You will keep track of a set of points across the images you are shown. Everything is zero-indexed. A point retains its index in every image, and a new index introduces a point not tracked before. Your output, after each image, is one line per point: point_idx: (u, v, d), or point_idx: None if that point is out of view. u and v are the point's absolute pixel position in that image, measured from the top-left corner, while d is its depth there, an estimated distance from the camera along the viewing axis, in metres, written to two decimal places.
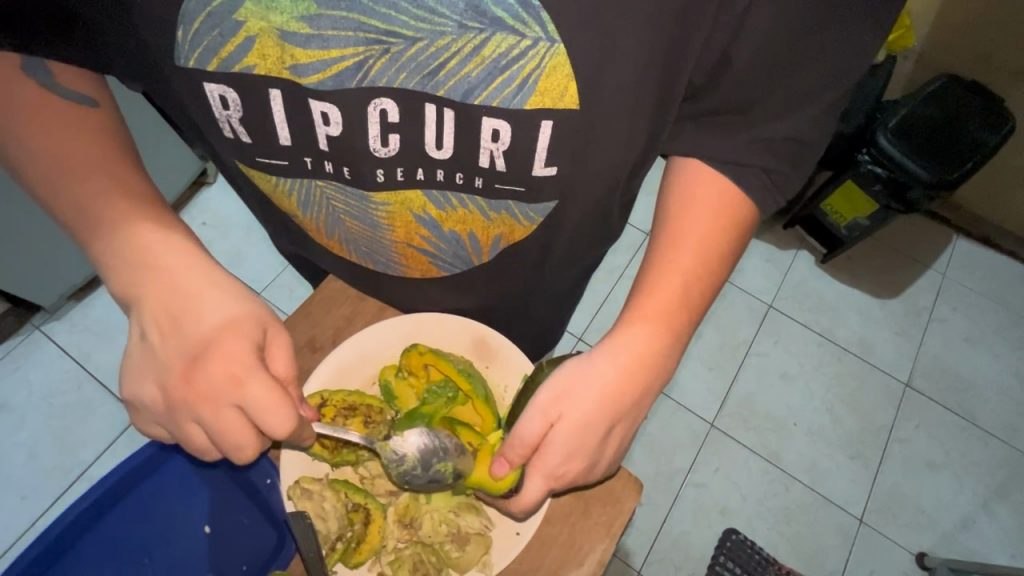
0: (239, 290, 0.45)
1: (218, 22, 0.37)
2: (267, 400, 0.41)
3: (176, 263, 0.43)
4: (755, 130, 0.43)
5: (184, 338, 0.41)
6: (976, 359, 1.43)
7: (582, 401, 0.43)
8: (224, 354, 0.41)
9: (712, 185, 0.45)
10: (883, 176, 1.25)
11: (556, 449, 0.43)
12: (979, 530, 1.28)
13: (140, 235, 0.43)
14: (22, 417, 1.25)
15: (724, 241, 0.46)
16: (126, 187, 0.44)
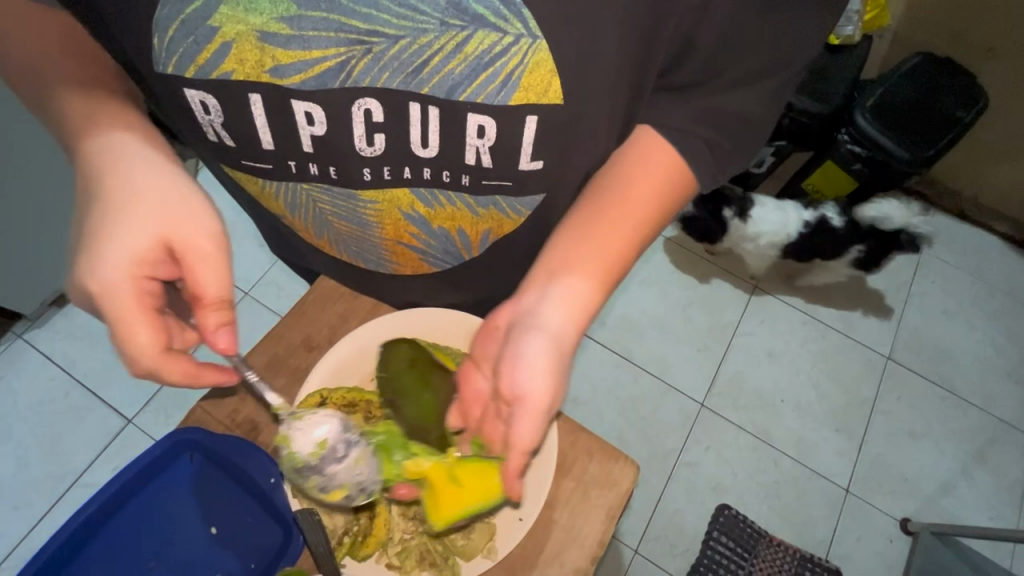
0: (158, 187, 0.41)
1: (193, 29, 0.37)
2: (135, 328, 0.39)
3: (107, 150, 0.42)
4: (705, 115, 0.45)
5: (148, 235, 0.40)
6: (953, 330, 1.47)
7: (542, 372, 0.40)
8: (104, 263, 0.39)
9: (661, 156, 0.46)
10: (863, 155, 1.27)
11: (527, 425, 0.41)
12: (959, 494, 1.33)
13: (90, 114, 0.43)
14: (9, 428, 1.23)
15: (659, 217, 0.47)
16: (91, 66, 0.45)
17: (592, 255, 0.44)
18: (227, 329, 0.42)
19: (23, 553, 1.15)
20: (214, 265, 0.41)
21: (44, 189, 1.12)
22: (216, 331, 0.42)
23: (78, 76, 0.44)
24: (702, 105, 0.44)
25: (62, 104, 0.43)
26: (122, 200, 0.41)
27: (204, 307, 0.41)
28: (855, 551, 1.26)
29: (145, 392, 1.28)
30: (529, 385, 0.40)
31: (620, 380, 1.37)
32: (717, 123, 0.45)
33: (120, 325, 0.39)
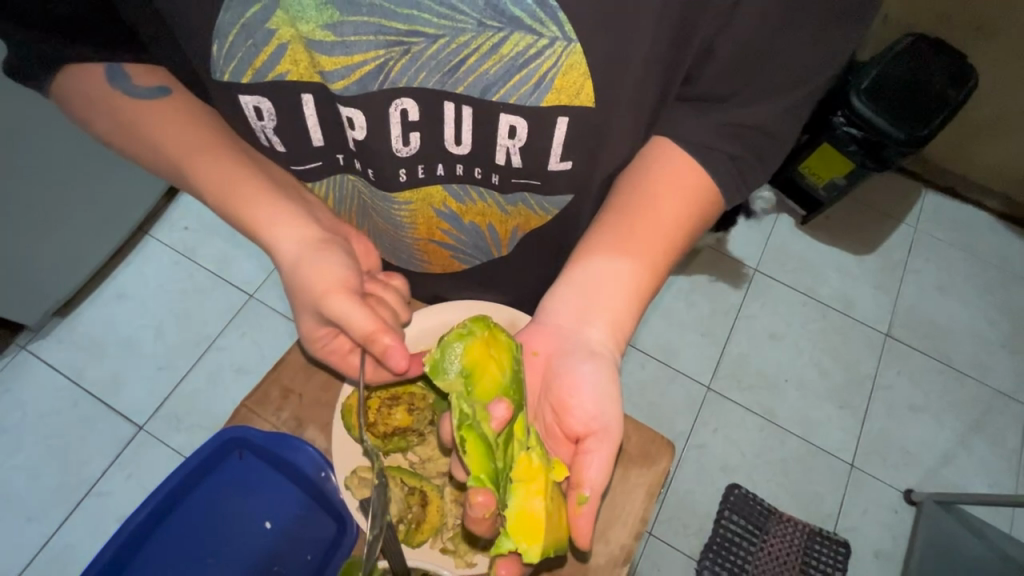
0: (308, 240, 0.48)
1: (251, 33, 0.39)
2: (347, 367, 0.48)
3: (266, 221, 0.49)
4: (728, 127, 0.45)
5: (306, 291, 0.47)
6: (947, 305, 1.51)
7: (610, 400, 0.45)
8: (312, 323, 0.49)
9: (686, 175, 0.46)
10: (859, 137, 1.30)
11: (603, 452, 0.45)
12: (959, 464, 1.37)
13: (224, 182, 0.48)
14: (20, 439, 1.23)
15: (682, 236, 0.48)
16: (195, 125, 0.48)
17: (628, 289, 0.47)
18: (396, 350, 0.45)
19: (41, 563, 1.15)
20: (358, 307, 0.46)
21: (45, 198, 1.11)
22: (390, 355, 0.45)
23: (196, 144, 0.48)
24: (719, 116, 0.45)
25: (202, 181, 0.49)
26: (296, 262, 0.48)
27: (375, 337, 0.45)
28: (862, 523, 1.30)
29: (156, 397, 1.27)
30: (599, 415, 0.45)
31: (627, 367, 1.39)
32: (737, 139, 0.45)
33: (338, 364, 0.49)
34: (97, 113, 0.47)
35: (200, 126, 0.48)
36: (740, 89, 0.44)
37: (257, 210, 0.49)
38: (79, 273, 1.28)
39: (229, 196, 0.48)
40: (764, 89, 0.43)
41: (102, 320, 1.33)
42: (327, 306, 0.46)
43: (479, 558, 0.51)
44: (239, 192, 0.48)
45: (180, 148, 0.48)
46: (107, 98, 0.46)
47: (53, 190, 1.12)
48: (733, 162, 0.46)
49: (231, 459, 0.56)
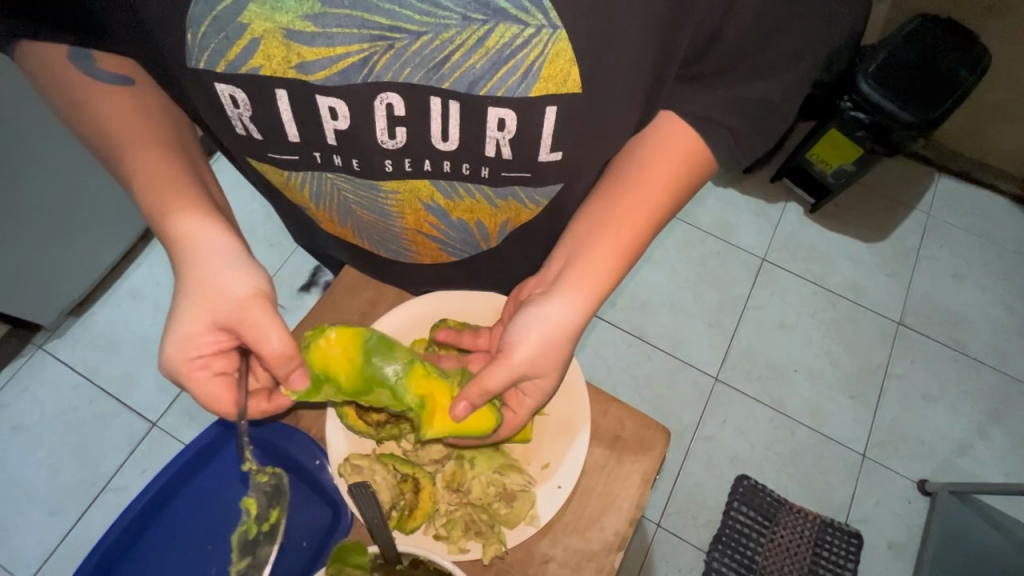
0: (223, 250, 0.48)
1: (224, 25, 0.38)
2: (218, 397, 0.47)
3: (181, 222, 0.48)
4: (729, 100, 0.46)
5: (215, 294, 0.46)
6: (962, 292, 1.48)
7: (543, 338, 0.47)
8: (190, 336, 0.46)
9: (679, 144, 0.49)
10: (867, 122, 1.27)
11: (503, 373, 0.47)
12: (976, 453, 1.34)
13: (158, 177, 0.48)
14: (38, 437, 1.26)
15: (676, 198, 0.51)
16: (150, 120, 0.49)
17: (606, 245, 0.49)
18: (298, 373, 0.48)
19: (60, 557, 1.18)
20: (276, 324, 0.46)
21: (53, 202, 1.13)
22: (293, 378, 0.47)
23: (147, 135, 0.48)
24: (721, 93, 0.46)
25: (136, 166, 0.48)
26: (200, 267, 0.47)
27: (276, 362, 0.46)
28: (875, 514, 1.28)
29: (168, 394, 1.30)
30: (520, 345, 0.47)
31: (633, 359, 1.38)
32: (737, 112, 0.47)
33: (207, 392, 0.46)
34: (47, 87, 0.47)
35: (158, 124, 0.49)
36: (735, 66, 0.45)
37: (173, 209, 0.48)
38: (91, 274, 1.30)
39: (156, 189, 0.48)
40: (760, 61, 0.44)
41: (115, 320, 1.35)
42: (240, 314, 0.46)
43: (473, 543, 0.52)
44: (172, 188, 0.48)
45: (128, 138, 0.48)
46: (65, 77, 0.46)
47: (61, 194, 1.13)
48: (731, 135, 0.48)
49: (231, 448, 0.57)
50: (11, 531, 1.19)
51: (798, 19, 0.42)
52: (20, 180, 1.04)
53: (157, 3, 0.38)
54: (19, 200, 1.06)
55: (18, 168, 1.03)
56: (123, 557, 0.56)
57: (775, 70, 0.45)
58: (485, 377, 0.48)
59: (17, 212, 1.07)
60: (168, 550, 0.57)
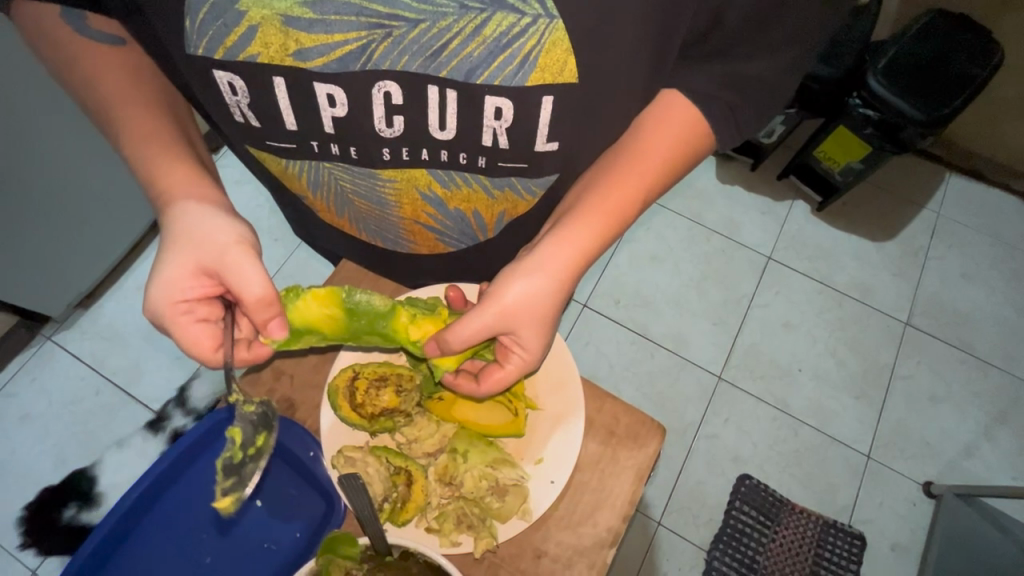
0: (209, 202, 0.48)
1: (222, 12, 0.38)
2: (202, 344, 0.45)
3: (168, 175, 0.48)
4: (730, 79, 0.46)
5: (200, 238, 0.45)
6: (971, 292, 1.46)
7: (524, 300, 0.47)
8: (171, 281, 0.45)
9: (680, 117, 0.48)
10: (875, 119, 1.26)
11: (480, 325, 0.47)
12: (982, 456, 1.33)
13: (148, 133, 0.48)
14: (45, 427, 1.28)
15: (673, 170, 0.50)
16: (142, 79, 0.49)
17: (597, 205, 0.48)
18: (279, 321, 0.47)
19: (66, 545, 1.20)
20: (257, 265, 0.45)
21: (62, 194, 1.14)
22: (274, 325, 0.46)
23: (136, 95, 0.48)
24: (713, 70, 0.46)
25: (126, 121, 0.48)
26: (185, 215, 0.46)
27: (256, 306, 0.45)
28: (878, 516, 1.26)
29: (173, 386, 1.31)
30: (499, 295, 0.47)
31: (636, 356, 1.38)
32: (736, 89, 0.46)
33: (185, 338, 0.45)
34: (39, 43, 0.46)
35: (145, 82, 0.49)
36: (736, 45, 0.44)
37: (161, 164, 0.48)
38: (99, 266, 1.32)
39: (146, 146, 0.48)
40: (760, 44, 0.44)
41: (122, 312, 1.37)
42: (221, 257, 0.45)
43: (465, 537, 0.52)
44: (159, 146, 0.48)
45: (115, 97, 0.47)
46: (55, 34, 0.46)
47: (70, 186, 1.15)
48: (731, 112, 0.47)
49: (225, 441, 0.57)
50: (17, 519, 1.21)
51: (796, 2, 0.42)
52: (30, 172, 1.05)
53: None
54: (29, 192, 1.07)
55: (28, 161, 1.04)
56: (117, 545, 0.56)
57: (771, 48, 0.44)
58: (460, 327, 0.47)
59: (27, 203, 1.08)
60: (163, 539, 0.57)
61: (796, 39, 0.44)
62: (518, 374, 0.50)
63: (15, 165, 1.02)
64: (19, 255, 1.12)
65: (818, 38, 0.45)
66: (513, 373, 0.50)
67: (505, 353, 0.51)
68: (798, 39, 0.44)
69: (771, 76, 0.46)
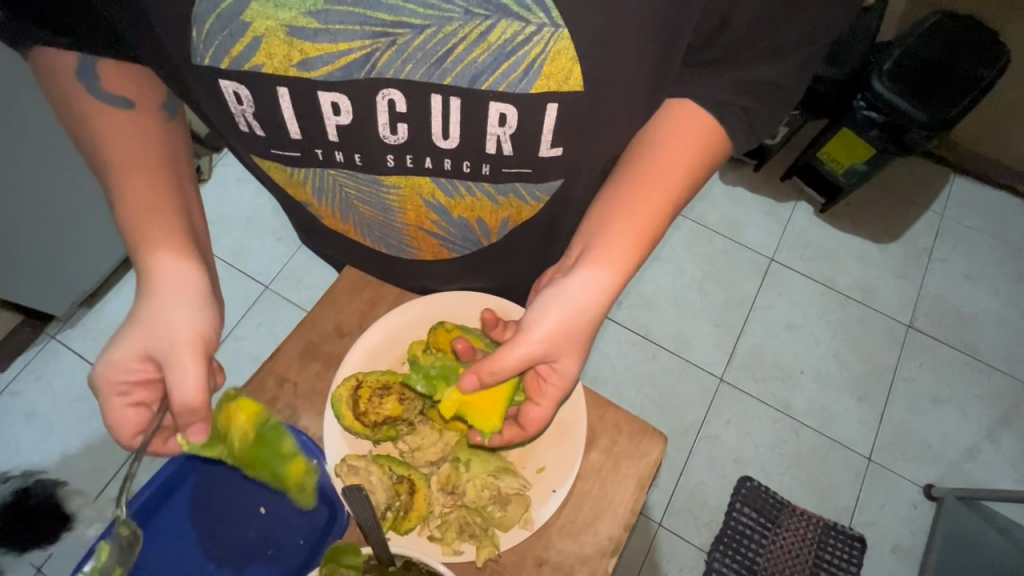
0: (188, 290, 0.49)
1: (227, 23, 0.38)
2: (124, 424, 0.47)
3: (150, 249, 0.49)
4: (741, 83, 0.46)
5: (157, 329, 0.48)
6: (975, 294, 1.45)
7: (565, 325, 0.47)
8: (125, 359, 0.47)
9: (697, 119, 0.48)
10: (881, 121, 1.25)
11: (525, 356, 0.47)
12: (984, 459, 1.32)
13: (138, 203, 0.49)
14: (50, 424, 1.28)
15: (696, 175, 0.50)
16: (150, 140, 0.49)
17: (629, 227, 0.49)
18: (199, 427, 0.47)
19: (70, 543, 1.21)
20: (198, 369, 0.47)
21: (66, 194, 1.14)
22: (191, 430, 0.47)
23: (140, 157, 0.49)
24: (727, 76, 0.46)
25: (122, 183, 0.49)
26: (161, 300, 0.48)
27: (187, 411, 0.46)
28: (879, 519, 1.27)
29: None
30: (543, 324, 0.47)
31: (638, 357, 1.38)
32: (749, 94, 0.46)
33: (113, 415, 0.47)
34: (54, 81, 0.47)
35: (149, 134, 0.49)
36: (744, 50, 0.44)
37: (149, 241, 0.49)
38: (103, 265, 1.32)
39: (136, 215, 0.49)
40: (768, 48, 0.44)
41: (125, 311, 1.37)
42: (171, 355, 0.47)
43: (467, 545, 0.52)
44: (152, 222, 0.49)
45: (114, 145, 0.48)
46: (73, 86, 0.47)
47: (73, 187, 1.15)
48: (745, 115, 0.48)
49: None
50: None
51: (800, 7, 0.42)
52: (33, 172, 1.06)
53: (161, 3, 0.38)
54: (33, 192, 1.08)
55: (33, 161, 1.04)
56: None
57: (781, 52, 0.44)
58: (504, 360, 0.47)
59: (31, 203, 1.08)
60: (158, 557, 0.56)
61: (801, 43, 0.44)
62: (556, 404, 0.50)
63: (19, 166, 1.02)
64: (24, 255, 1.13)
65: (823, 45, 0.45)
66: (550, 404, 0.50)
67: (538, 384, 0.50)
68: (805, 42, 0.44)
69: (779, 81, 0.46)
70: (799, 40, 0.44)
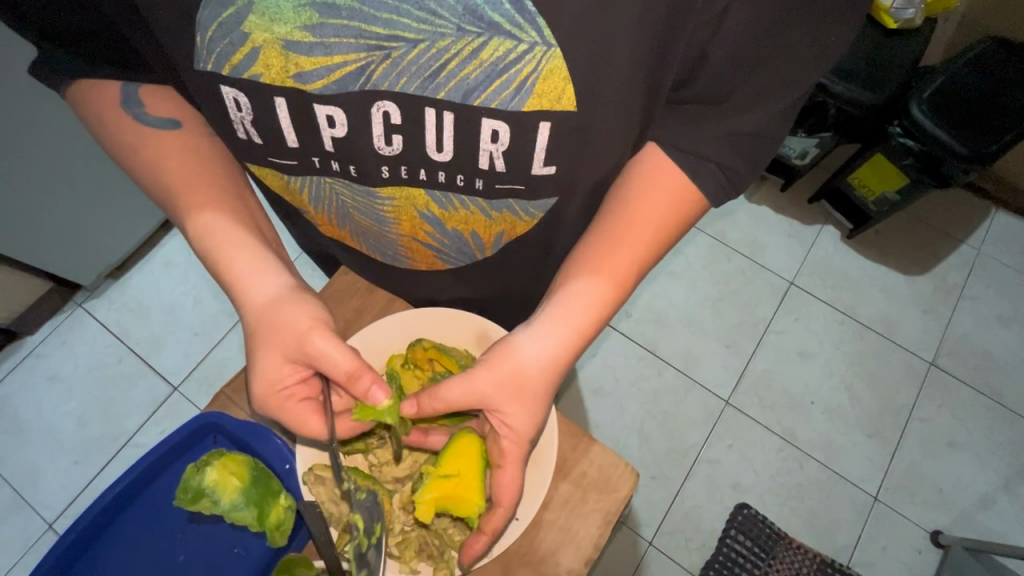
0: (270, 266, 0.51)
1: (228, 32, 0.39)
2: (311, 426, 0.50)
3: (230, 252, 0.50)
4: (727, 138, 0.45)
5: (284, 335, 0.49)
6: (1006, 336, 1.38)
7: (505, 383, 0.49)
8: (269, 377, 0.50)
9: (668, 178, 0.48)
10: (916, 150, 1.19)
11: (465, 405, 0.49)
12: (999, 510, 1.27)
13: (212, 210, 0.50)
14: (71, 389, 1.34)
15: (662, 244, 0.50)
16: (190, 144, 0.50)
17: (588, 289, 0.49)
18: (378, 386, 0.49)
19: (80, 504, 1.26)
20: (337, 345, 0.49)
21: (96, 169, 1.18)
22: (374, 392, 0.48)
23: (191, 169, 0.50)
24: (711, 128, 0.45)
25: (194, 203, 0.50)
26: (258, 292, 0.50)
27: (352, 379, 0.49)
28: (881, 560, 1.23)
29: (191, 360, 1.37)
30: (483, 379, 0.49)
31: (643, 373, 1.36)
32: (739, 145, 0.46)
33: (298, 426, 0.50)
34: (91, 118, 0.49)
35: (210, 167, 0.51)
36: (739, 89, 0.43)
37: (251, 264, 0.50)
38: (129, 240, 1.37)
39: (212, 224, 0.50)
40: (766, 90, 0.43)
41: (148, 285, 1.43)
42: (303, 345, 0.49)
43: (424, 565, 0.53)
44: (225, 221, 0.50)
45: (175, 175, 0.50)
46: (114, 132, 0.49)
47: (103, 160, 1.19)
48: (716, 175, 0.47)
49: (206, 443, 0.57)
50: (39, 475, 1.28)
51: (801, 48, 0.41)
52: (66, 147, 1.10)
53: (165, 11, 0.39)
54: (67, 164, 1.13)
55: (66, 135, 1.08)
56: (90, 542, 0.56)
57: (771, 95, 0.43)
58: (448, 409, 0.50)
59: (62, 174, 1.13)
60: (135, 540, 0.57)
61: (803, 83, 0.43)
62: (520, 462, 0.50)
63: (56, 138, 1.07)
64: (55, 224, 1.18)
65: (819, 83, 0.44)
66: (514, 463, 0.50)
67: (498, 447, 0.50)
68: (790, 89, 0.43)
69: (772, 127, 0.45)
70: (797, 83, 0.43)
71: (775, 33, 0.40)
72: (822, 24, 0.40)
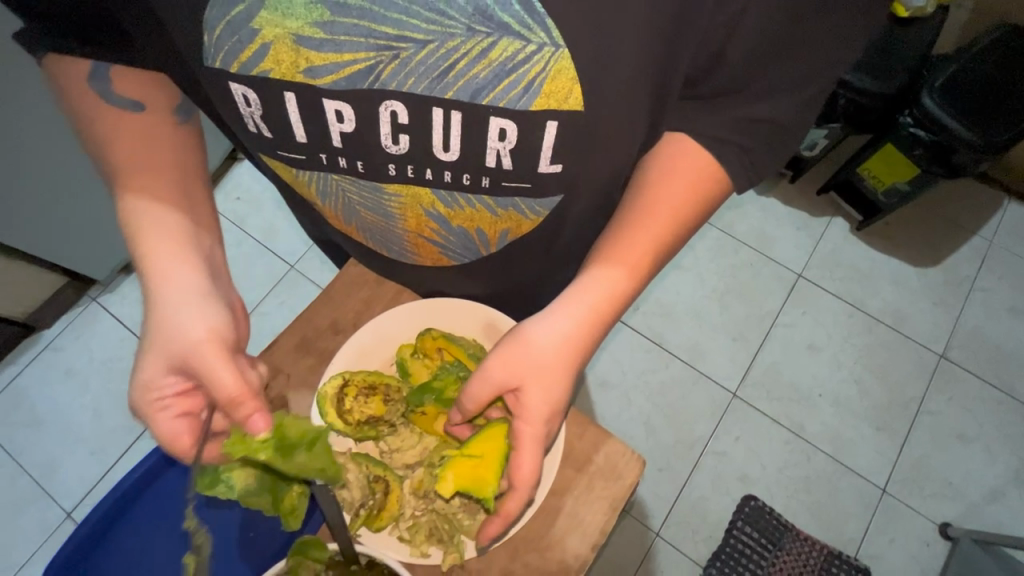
0: (182, 266, 0.50)
1: (237, 29, 0.40)
2: (176, 438, 0.49)
3: (146, 244, 0.50)
4: (743, 121, 0.46)
5: (171, 341, 0.48)
6: (1018, 328, 1.37)
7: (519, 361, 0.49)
8: (150, 376, 0.49)
9: (695, 161, 0.48)
10: (927, 140, 1.19)
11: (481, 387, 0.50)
12: (1009, 503, 1.26)
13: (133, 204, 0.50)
14: (86, 381, 1.37)
15: (682, 229, 0.51)
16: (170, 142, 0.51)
17: (607, 273, 0.49)
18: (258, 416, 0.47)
19: (97, 494, 1.29)
20: (227, 365, 0.47)
21: None
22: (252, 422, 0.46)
23: (155, 165, 0.51)
24: (723, 115, 0.46)
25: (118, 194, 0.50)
26: (161, 291, 0.49)
27: (233, 402, 0.47)
28: (888, 552, 1.22)
29: None
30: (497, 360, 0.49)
31: (649, 365, 1.36)
32: (748, 131, 0.46)
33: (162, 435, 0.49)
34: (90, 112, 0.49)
35: (160, 159, 0.51)
36: (750, 82, 0.44)
37: (163, 261, 0.50)
38: None
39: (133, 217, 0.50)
40: (777, 82, 0.44)
41: None
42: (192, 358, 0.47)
43: (434, 549, 0.55)
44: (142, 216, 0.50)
45: (127, 165, 0.50)
46: (91, 111, 0.49)
47: None
48: (745, 155, 0.47)
49: None
50: (58, 465, 1.31)
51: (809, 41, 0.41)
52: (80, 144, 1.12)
53: (178, 8, 0.40)
54: (80, 160, 1.14)
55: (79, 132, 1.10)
56: (105, 533, 0.57)
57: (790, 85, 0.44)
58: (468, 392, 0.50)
59: (75, 170, 1.15)
60: (152, 527, 0.60)
61: (810, 77, 0.43)
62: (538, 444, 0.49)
63: (69, 135, 1.09)
64: (68, 220, 1.20)
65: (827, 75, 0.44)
66: (532, 446, 0.49)
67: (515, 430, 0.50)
68: (803, 84, 0.44)
69: (782, 117, 0.46)
70: (805, 77, 0.44)
71: (784, 24, 0.40)
72: (832, 15, 0.40)
